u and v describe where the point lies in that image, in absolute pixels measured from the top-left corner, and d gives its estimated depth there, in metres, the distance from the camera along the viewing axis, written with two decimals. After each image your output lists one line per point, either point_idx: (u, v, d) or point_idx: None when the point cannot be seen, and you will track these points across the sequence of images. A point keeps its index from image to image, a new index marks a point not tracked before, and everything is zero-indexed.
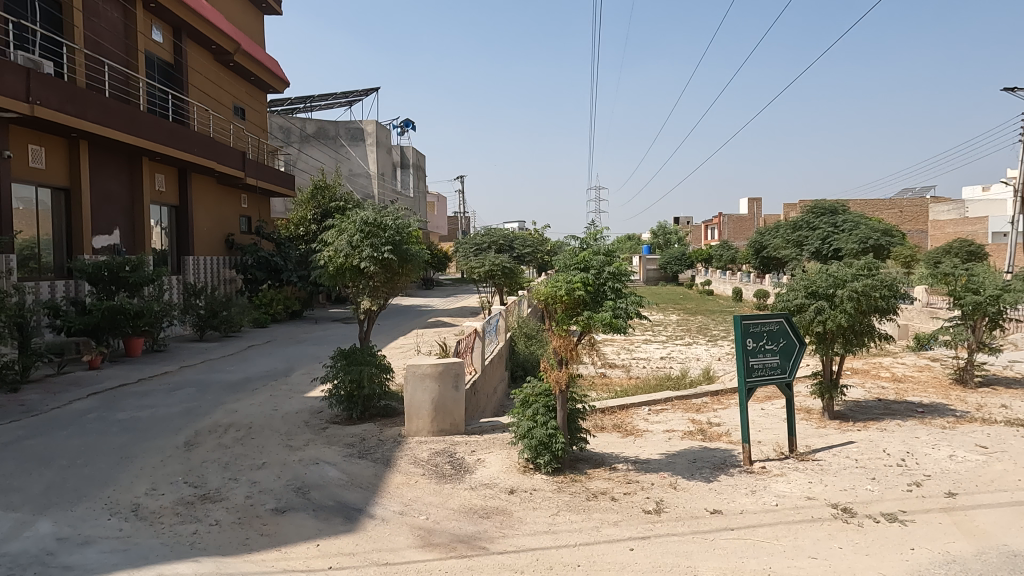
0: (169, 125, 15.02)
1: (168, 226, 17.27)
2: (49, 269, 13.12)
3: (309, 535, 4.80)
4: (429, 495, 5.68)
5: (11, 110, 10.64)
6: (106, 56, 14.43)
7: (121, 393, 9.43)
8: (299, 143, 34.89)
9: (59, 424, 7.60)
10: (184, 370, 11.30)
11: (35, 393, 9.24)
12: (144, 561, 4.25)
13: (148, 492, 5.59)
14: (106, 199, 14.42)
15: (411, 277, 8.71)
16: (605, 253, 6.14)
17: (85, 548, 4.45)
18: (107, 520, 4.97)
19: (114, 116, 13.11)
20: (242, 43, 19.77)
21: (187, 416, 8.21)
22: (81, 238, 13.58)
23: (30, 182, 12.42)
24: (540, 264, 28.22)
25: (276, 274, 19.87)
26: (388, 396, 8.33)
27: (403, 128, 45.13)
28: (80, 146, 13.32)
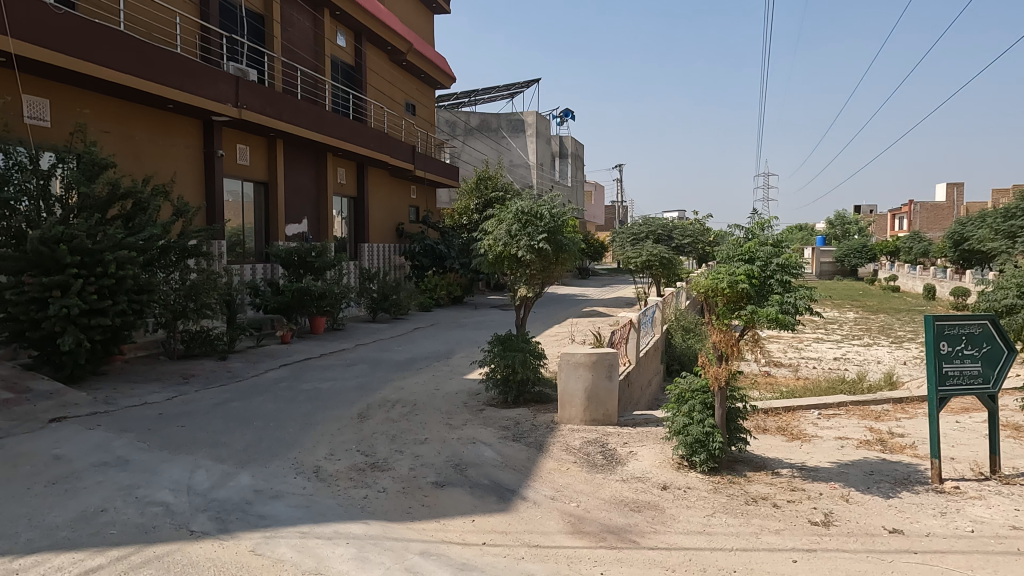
0: (349, 123, 16.35)
1: (347, 216, 18.86)
2: (252, 254, 14.91)
3: (465, 510, 5.04)
4: (581, 483, 5.72)
5: (223, 114, 12.20)
6: (298, 62, 16.04)
7: (307, 366, 10.55)
8: (463, 136, 36.63)
9: (257, 390, 8.67)
10: (359, 348, 12.36)
11: (240, 361, 10.68)
12: (323, 518, 4.72)
13: (327, 456, 6.19)
14: (296, 191, 16.06)
15: (566, 266, 8.74)
16: (772, 244, 5.76)
17: (276, 501, 5.04)
18: (293, 478, 5.58)
19: (304, 116, 14.52)
20: (414, 42, 20.98)
21: (361, 389, 8.99)
22: (276, 226, 15.25)
23: (238, 178, 14.17)
24: (702, 254, 27.05)
25: (440, 262, 20.90)
26: (542, 382, 8.46)
27: (562, 118, 45.31)
28: (276, 144, 14.92)
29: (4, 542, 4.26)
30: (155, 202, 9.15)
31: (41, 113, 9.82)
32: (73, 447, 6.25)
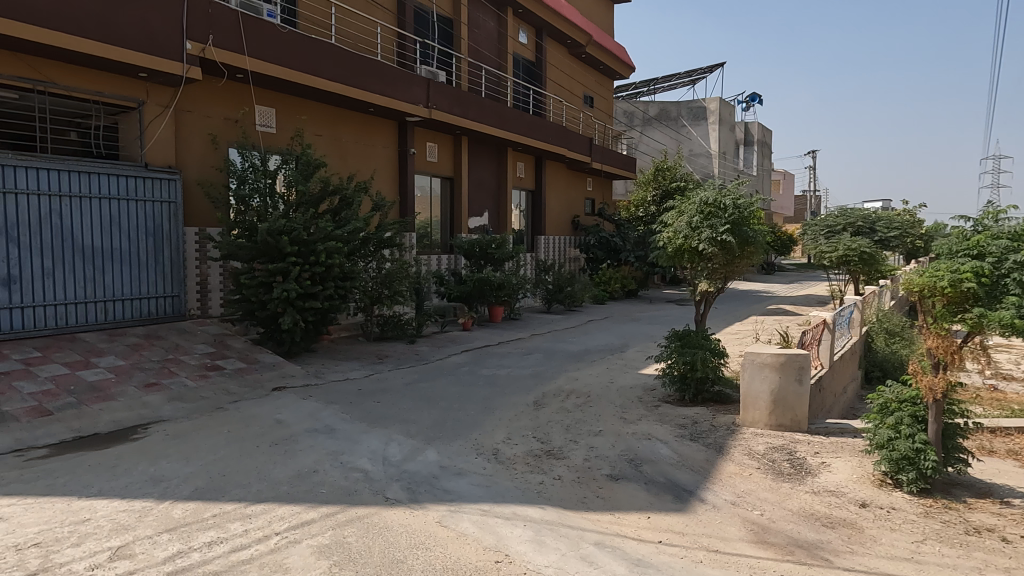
0: (529, 118, 16.78)
1: (525, 209, 19.42)
2: (438, 245, 15.91)
3: (640, 506, 4.98)
4: (765, 490, 5.39)
5: (415, 115, 13.13)
6: (483, 62, 16.76)
7: (486, 353, 11.06)
8: (641, 127, 35.98)
9: (442, 373, 9.27)
10: (535, 338, 12.70)
11: (426, 345, 11.49)
12: (502, 499, 4.92)
13: (506, 440, 6.45)
14: (479, 185, 16.84)
15: (751, 260, 8.25)
16: (1007, 237, 5.17)
17: (459, 478, 5.35)
18: (475, 458, 5.89)
19: (487, 113, 15.15)
20: (593, 33, 20.97)
21: (536, 378, 9.23)
22: (460, 219, 16.12)
23: (427, 174, 15.18)
24: (911, 249, 24.07)
25: (615, 254, 20.75)
26: (723, 382, 8.09)
27: (748, 103, 42.71)
28: (462, 141, 15.75)
29: (240, 490, 4.99)
30: (358, 196, 10.09)
31: (268, 121, 11.27)
32: (291, 414, 7.14)
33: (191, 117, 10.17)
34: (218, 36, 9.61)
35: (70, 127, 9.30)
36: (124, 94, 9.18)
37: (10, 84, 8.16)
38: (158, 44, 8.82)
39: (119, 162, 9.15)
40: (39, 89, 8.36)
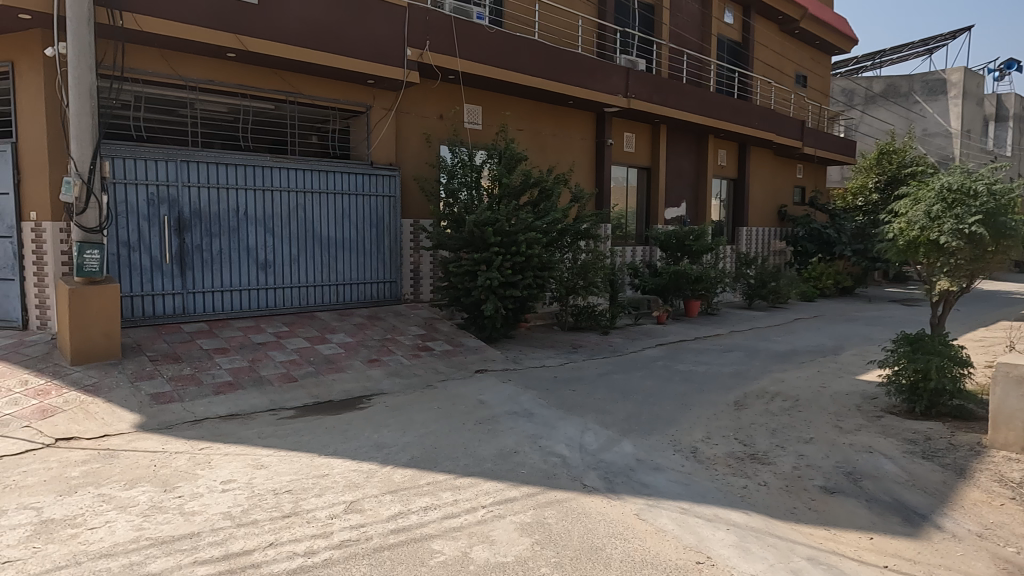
0: (733, 102, 15.90)
1: (726, 199, 18.48)
2: (633, 237, 15.74)
3: (861, 524, 4.52)
4: (1022, 525, 4.61)
5: (614, 105, 13.08)
6: (685, 46, 16.18)
7: (682, 348, 10.73)
8: (863, 106, 32.39)
9: (637, 366, 9.18)
10: (735, 335, 12.06)
11: (620, 337, 11.45)
12: (703, 500, 4.76)
13: (705, 439, 6.22)
14: (677, 175, 16.35)
15: (1008, 255, 7.05)
16: None
17: (657, 473, 5.28)
18: (673, 454, 5.76)
19: (688, 100, 14.62)
20: (810, 6, 19.25)
21: (737, 377, 8.77)
22: (656, 210, 15.78)
23: (624, 164, 15.06)
24: None
25: (828, 248, 18.95)
26: (965, 396, 7.03)
27: (1003, 71, 36.40)
28: (660, 130, 15.38)
29: (450, 463, 5.39)
30: (557, 188, 10.30)
31: (476, 119, 11.94)
32: (493, 395, 7.54)
33: (410, 118, 11.09)
34: (434, 41, 10.38)
35: (311, 131, 10.53)
36: (356, 100, 10.28)
37: (269, 97, 9.51)
38: (384, 52, 9.75)
39: (351, 162, 10.29)
40: (291, 100, 9.64)
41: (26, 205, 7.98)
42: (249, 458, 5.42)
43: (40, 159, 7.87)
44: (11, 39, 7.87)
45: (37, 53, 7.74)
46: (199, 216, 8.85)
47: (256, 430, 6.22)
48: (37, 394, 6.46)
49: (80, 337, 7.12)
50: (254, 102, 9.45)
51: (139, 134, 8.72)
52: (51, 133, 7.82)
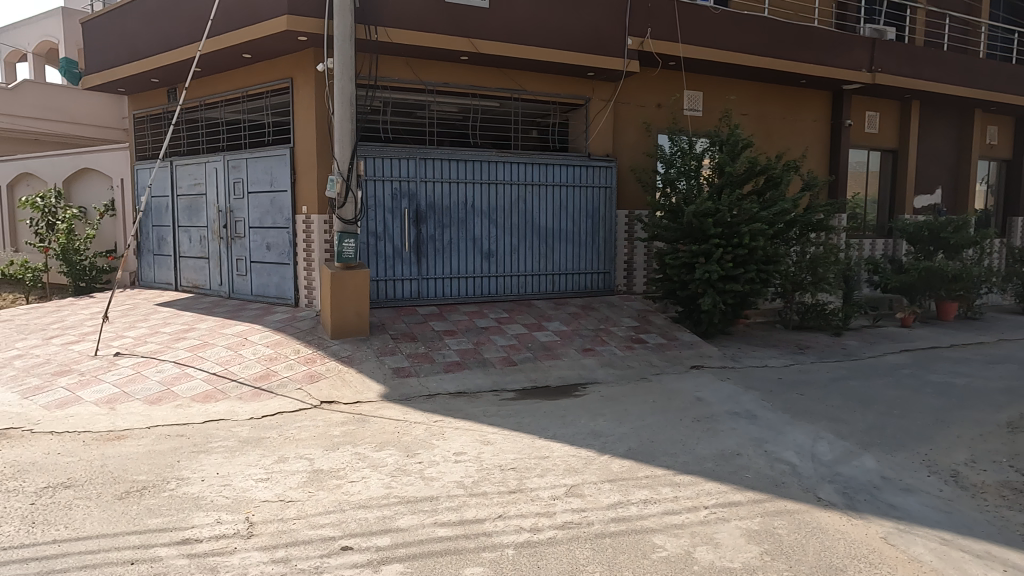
0: (1011, 68, 13.43)
1: (996, 183, 15.71)
2: (873, 228, 14.04)
3: None
4: None
5: (855, 81, 11.77)
6: (947, 8, 14.02)
7: (934, 355, 9.37)
8: None
9: (877, 373, 8.21)
10: (1005, 344, 10.23)
11: (856, 339, 10.32)
12: (969, 532, 4.11)
13: (969, 463, 5.37)
14: (931, 156, 14.26)
15: None
16: None
17: (908, 494, 4.68)
18: (927, 476, 5.06)
19: (951, 69, 12.65)
20: None
21: (1010, 394, 7.43)
22: (904, 197, 13.90)
23: (865, 147, 13.49)
24: None
25: None
26: None
27: None
28: (912, 106, 13.53)
29: (668, 458, 5.28)
30: (787, 175, 9.51)
31: (696, 105, 11.52)
32: (711, 393, 7.25)
33: (628, 108, 11.01)
34: (656, 28, 10.18)
35: (533, 126, 10.79)
36: (576, 93, 10.50)
37: (495, 95, 10.07)
38: (605, 43, 9.78)
39: (570, 154, 10.52)
40: (516, 96, 10.14)
41: (300, 200, 9.35)
42: (478, 434, 5.83)
43: (311, 160, 9.17)
44: (291, 59, 9.26)
45: (310, 69, 9.01)
46: (434, 208, 9.68)
47: (482, 408, 6.66)
48: (306, 362, 7.58)
49: (338, 314, 8.18)
50: (482, 101, 10.07)
51: (386, 135, 9.64)
52: (320, 138, 9.06)
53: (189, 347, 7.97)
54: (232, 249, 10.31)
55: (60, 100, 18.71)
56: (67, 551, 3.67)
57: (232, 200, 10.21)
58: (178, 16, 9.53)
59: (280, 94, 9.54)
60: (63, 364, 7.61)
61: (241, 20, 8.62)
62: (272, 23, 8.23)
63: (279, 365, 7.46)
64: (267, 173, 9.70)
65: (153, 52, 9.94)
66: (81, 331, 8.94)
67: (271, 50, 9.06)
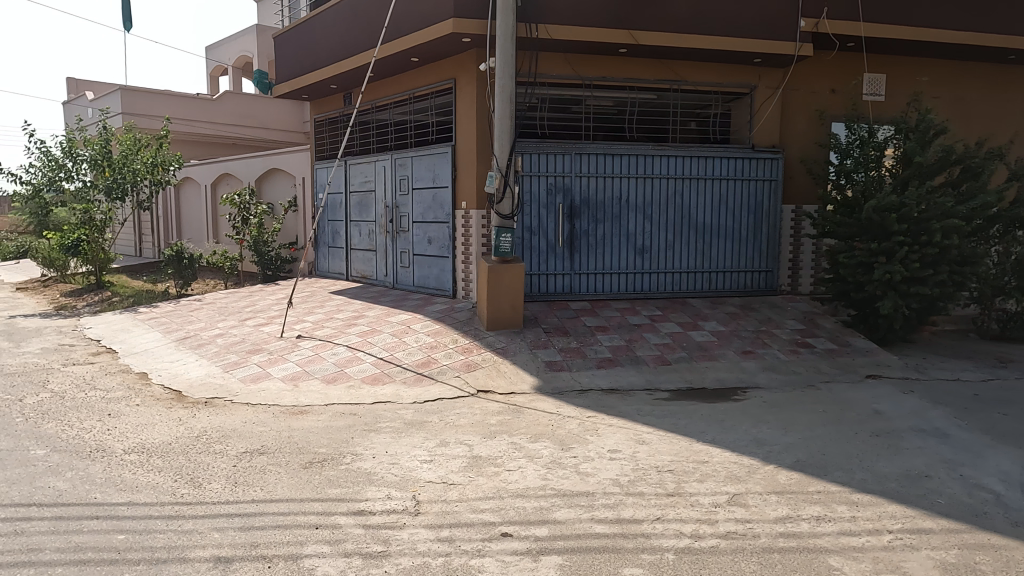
0: None
1: None
2: None
3: None
4: None
5: None
6: None
7: None
8: None
9: None
10: None
11: None
12: None
13: None
14: None
15: None
16: None
17: None
18: None
19: None
20: None
21: None
22: None
23: None
24: None
25: None
26: None
27: None
28: None
29: (843, 474, 4.86)
30: (991, 165, 8.43)
31: (879, 89, 10.45)
32: (891, 406, 6.57)
33: (798, 95, 10.27)
34: (833, 7, 9.38)
35: (691, 117, 10.18)
36: (740, 82, 10.02)
37: (653, 87, 9.84)
38: (775, 27, 9.20)
39: (732, 147, 10.02)
40: (675, 88, 9.88)
41: (460, 196, 9.74)
42: (632, 433, 5.73)
43: (471, 157, 9.51)
44: (455, 60, 9.66)
45: (472, 69, 9.34)
46: (588, 204, 9.65)
47: (636, 407, 6.54)
48: (464, 351, 7.89)
49: (495, 307, 8.42)
50: (640, 93, 9.88)
51: (543, 131, 9.72)
52: (480, 136, 9.38)
53: (360, 332, 8.60)
54: (397, 243, 10.98)
55: (252, 107, 20.95)
56: (265, 511, 4.10)
57: (398, 196, 10.87)
58: (355, 26, 10.30)
59: (443, 95, 10.00)
60: (256, 343, 8.53)
61: (411, 26, 9.13)
62: (439, 27, 8.62)
63: (439, 353, 7.83)
64: (431, 170, 10.20)
65: (334, 60, 10.83)
66: (270, 314, 9.98)
67: (436, 53, 9.51)
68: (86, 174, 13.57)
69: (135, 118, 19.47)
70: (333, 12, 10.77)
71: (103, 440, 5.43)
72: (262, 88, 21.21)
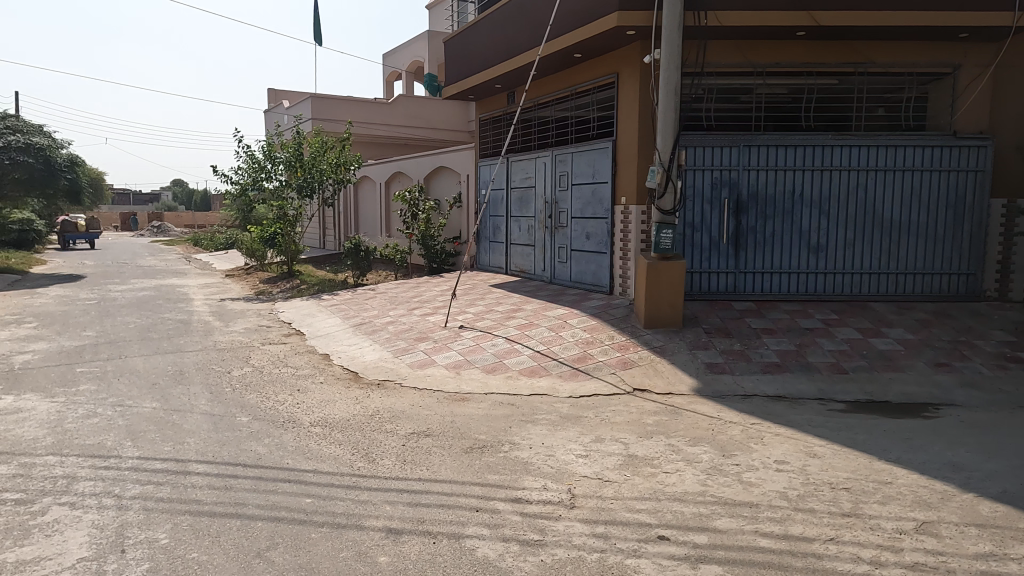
0: None
1: None
2: None
3: None
4: None
5: None
6: None
7: None
8: None
9: None
10: None
11: None
12: None
13: None
14: None
15: None
16: None
17: None
18: None
19: None
20: None
21: None
22: None
23: None
24: None
25: None
26: None
27: None
28: None
29: None
30: None
31: None
32: None
33: (1016, 72, 8.94)
34: None
35: (879, 102, 9.21)
36: (940, 60, 8.94)
37: (834, 71, 9.07)
38: None
39: (928, 133, 8.96)
40: (860, 71, 9.03)
41: (619, 191, 9.64)
42: (802, 444, 5.34)
43: (632, 152, 9.38)
44: (618, 54, 9.56)
45: (635, 62, 9.20)
46: (756, 198, 9.13)
47: (807, 417, 6.08)
48: (620, 348, 7.81)
49: (654, 306, 8.24)
50: (818, 79, 9.13)
51: (709, 122, 9.25)
52: (642, 130, 9.21)
53: (518, 325, 8.84)
54: (555, 238, 11.12)
55: (422, 108, 22.24)
56: (430, 489, 4.35)
57: (558, 192, 11.00)
58: (520, 26, 10.57)
59: (605, 90, 9.95)
60: (423, 332, 9.07)
61: (575, 22, 9.19)
62: (603, 22, 8.59)
63: (595, 349, 7.83)
64: (591, 166, 10.20)
65: (499, 61, 11.19)
66: (435, 305, 10.57)
67: (599, 48, 9.48)
68: (281, 174, 15.19)
69: (322, 123, 21.48)
70: (500, 14, 11.12)
71: (294, 412, 6.08)
72: (433, 90, 22.26)
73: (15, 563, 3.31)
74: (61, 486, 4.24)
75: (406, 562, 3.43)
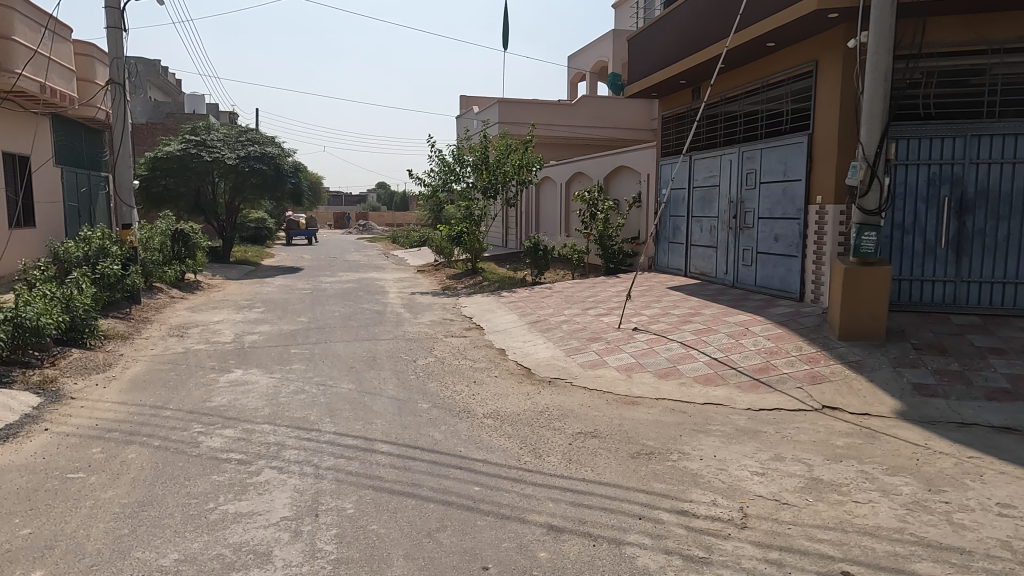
0: None
1: None
2: None
3: None
4: None
5: None
6: None
7: None
8: None
9: None
10: None
11: None
12: None
13: None
14: None
15: None
16: None
17: None
18: None
19: None
20: None
21: None
22: None
23: None
24: None
25: None
26: None
27: None
28: None
29: None
30: None
31: None
32: None
33: None
34: None
35: None
36: None
37: None
38: None
39: None
40: None
41: (815, 189, 8.83)
42: None
43: (831, 147, 8.55)
44: (818, 40, 8.77)
45: (838, 48, 8.37)
46: (986, 197, 7.87)
47: None
48: (810, 361, 7.17)
49: (852, 315, 7.44)
50: None
51: (927, 110, 8.10)
52: (844, 122, 8.35)
53: (695, 329, 8.50)
54: (739, 239, 10.52)
55: (604, 107, 22.19)
56: (594, 491, 4.35)
57: (744, 190, 10.38)
58: (708, 18, 10.12)
59: (801, 80, 9.18)
60: (596, 332, 9.07)
61: (770, 9, 8.61)
62: (800, 6, 7.93)
63: (780, 360, 7.27)
64: (782, 163, 9.49)
65: (685, 55, 10.83)
66: (610, 305, 10.51)
67: (796, 35, 8.78)
68: (469, 176, 16.06)
69: (508, 126, 22.39)
70: (687, 7, 10.76)
71: (469, 402, 6.41)
72: (615, 88, 22.01)
73: (234, 514, 3.86)
74: (273, 451, 4.87)
75: (564, 561, 3.45)
